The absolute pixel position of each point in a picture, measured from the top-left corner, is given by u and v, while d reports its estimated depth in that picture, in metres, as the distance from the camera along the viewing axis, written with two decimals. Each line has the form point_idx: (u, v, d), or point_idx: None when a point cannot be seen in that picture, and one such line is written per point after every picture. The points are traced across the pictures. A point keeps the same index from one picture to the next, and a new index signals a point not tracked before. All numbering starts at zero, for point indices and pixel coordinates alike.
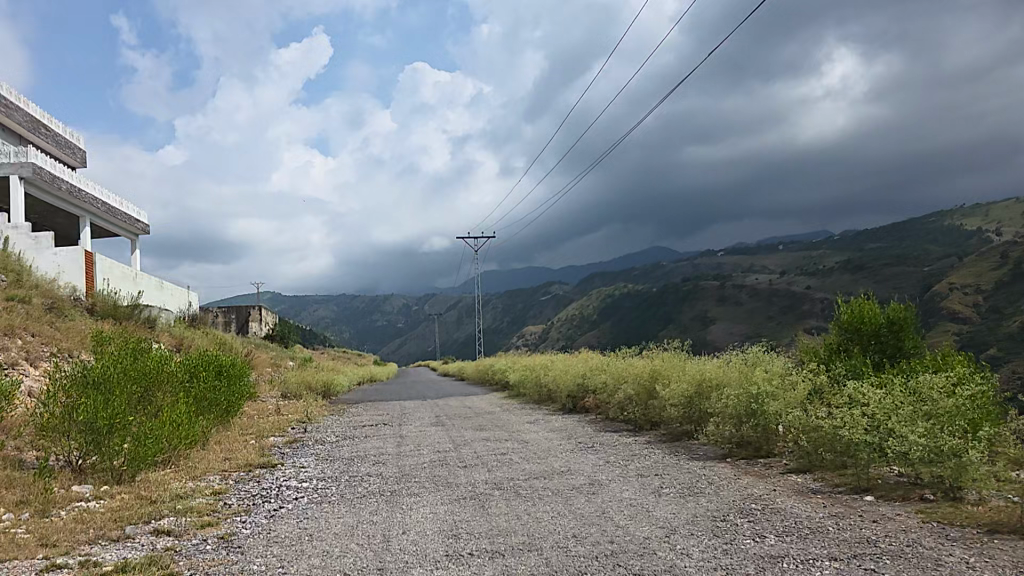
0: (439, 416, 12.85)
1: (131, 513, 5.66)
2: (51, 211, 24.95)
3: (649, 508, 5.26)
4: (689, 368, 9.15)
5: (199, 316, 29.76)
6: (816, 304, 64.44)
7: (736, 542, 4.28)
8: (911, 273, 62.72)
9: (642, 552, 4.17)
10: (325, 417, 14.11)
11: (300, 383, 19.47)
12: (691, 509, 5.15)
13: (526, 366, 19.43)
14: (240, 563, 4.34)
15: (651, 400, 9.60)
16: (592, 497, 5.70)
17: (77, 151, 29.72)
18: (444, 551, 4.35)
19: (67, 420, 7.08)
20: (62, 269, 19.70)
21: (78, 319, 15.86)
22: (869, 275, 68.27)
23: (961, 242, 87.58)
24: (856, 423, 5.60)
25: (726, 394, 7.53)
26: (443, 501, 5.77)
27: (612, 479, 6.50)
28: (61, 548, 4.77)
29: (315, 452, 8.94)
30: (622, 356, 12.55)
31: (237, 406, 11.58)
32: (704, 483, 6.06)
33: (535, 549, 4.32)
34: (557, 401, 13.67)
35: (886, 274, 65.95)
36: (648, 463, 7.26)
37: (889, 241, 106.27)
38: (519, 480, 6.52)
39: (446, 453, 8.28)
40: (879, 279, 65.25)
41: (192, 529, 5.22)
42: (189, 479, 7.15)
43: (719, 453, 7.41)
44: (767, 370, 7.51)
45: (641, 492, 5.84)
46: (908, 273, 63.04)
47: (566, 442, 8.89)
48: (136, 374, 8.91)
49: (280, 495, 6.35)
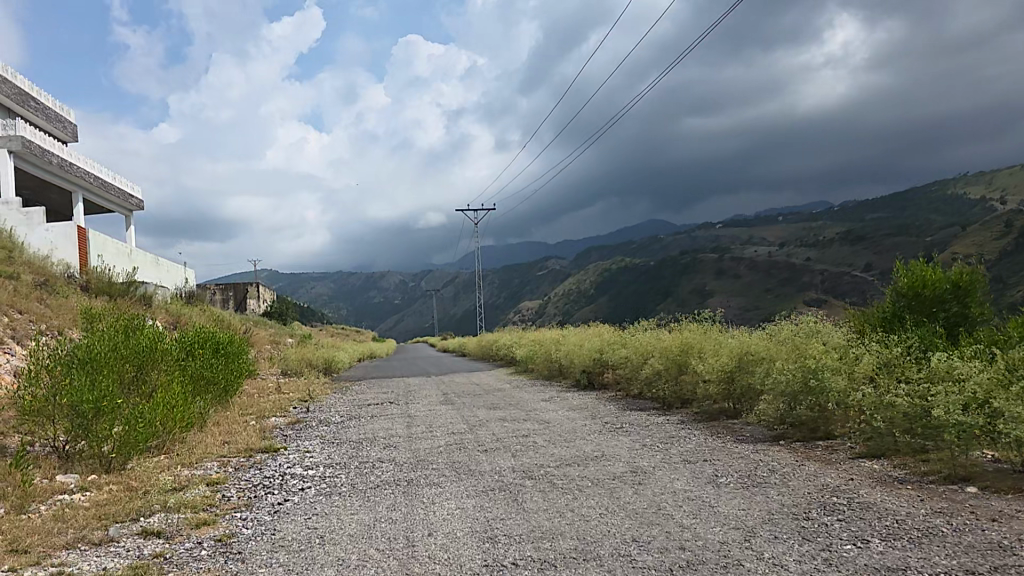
0: (446, 394, 12.11)
1: (117, 509, 4.91)
2: (41, 186, 23.94)
3: (711, 503, 4.53)
4: (727, 342, 8.40)
5: (195, 292, 28.90)
6: (816, 276, 63.96)
7: (836, 550, 3.59)
8: (912, 243, 62.14)
9: (726, 564, 3.47)
10: (328, 395, 13.42)
11: (301, 360, 18.75)
12: (763, 504, 4.42)
13: (533, 341, 18.71)
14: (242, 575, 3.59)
15: (683, 376, 8.85)
16: (640, 489, 4.96)
17: (67, 125, 28.57)
18: (482, 560, 3.62)
19: (50, 403, 6.31)
20: (54, 246, 18.77)
21: (72, 296, 15.07)
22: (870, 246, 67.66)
23: (959, 214, 87.02)
24: (947, 401, 4.86)
25: (777, 368, 6.79)
26: (469, 493, 5.03)
27: (657, 466, 5.75)
28: (35, 555, 4.01)
29: (320, 435, 8.19)
30: (642, 329, 11.79)
31: (235, 386, 10.86)
32: (765, 471, 5.32)
33: (592, 559, 3.58)
34: (571, 376, 12.98)
35: (886, 244, 65.36)
36: (691, 446, 6.52)
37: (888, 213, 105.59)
38: (550, 467, 5.79)
39: (462, 436, 7.53)
40: (880, 249, 64.68)
41: (186, 530, 4.46)
42: (185, 467, 6.38)
43: (770, 435, 6.67)
44: (825, 343, 6.75)
45: (696, 482, 5.09)
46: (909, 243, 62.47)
47: (592, 422, 8.14)
48: (129, 352, 8.15)
49: (285, 485, 5.60)
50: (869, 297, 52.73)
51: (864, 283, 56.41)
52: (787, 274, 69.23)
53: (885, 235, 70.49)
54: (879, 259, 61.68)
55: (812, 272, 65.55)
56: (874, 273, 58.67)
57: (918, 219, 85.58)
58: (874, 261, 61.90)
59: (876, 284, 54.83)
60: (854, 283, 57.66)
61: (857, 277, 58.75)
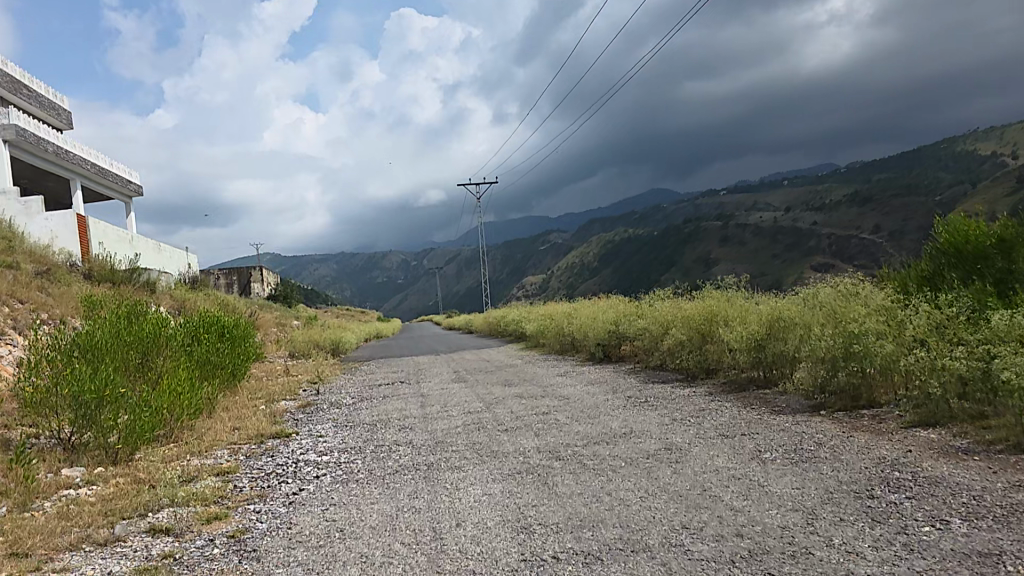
0: (458, 372, 11.74)
1: (124, 504, 4.30)
2: (38, 175, 23.45)
3: (760, 481, 4.23)
4: (757, 310, 8.21)
5: (199, 278, 28.51)
6: (823, 240, 63.28)
7: (914, 533, 3.25)
8: (920, 202, 61.22)
9: (794, 553, 3.09)
10: (337, 376, 13.09)
11: (308, 342, 18.42)
12: (819, 482, 4.17)
13: (543, 315, 18.29)
14: None
15: (708, 345, 8.51)
16: (679, 468, 4.58)
17: (62, 112, 27.88)
18: (518, 554, 3.25)
19: (53, 392, 5.78)
20: (55, 234, 18.29)
21: (74, 284, 14.65)
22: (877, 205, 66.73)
23: (967, 172, 85.80)
24: (1012, 362, 4.48)
25: (815, 334, 6.76)
26: (494, 477, 4.64)
27: (692, 442, 5.38)
28: (34, 560, 3.44)
29: (332, 418, 7.81)
30: (659, 299, 11.36)
31: (243, 370, 10.47)
32: (812, 445, 5.12)
33: (642, 550, 3.19)
34: (584, 349, 12.60)
35: (893, 203, 64.49)
36: (725, 419, 6.20)
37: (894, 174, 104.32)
38: (577, 446, 5.39)
39: (479, 415, 7.15)
40: (887, 209, 63.84)
41: (196, 526, 3.89)
42: (196, 455, 5.91)
43: (808, 404, 6.57)
44: (867, 306, 6.67)
45: (740, 460, 4.76)
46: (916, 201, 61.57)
47: (615, 396, 7.76)
48: (131, 338, 7.71)
49: (299, 473, 5.18)
50: (879, 258, 52.09)
51: (873, 245, 55.74)
52: (794, 239, 68.52)
53: (892, 194, 69.56)
54: (887, 220, 60.89)
55: (819, 235, 64.83)
56: (882, 235, 57.93)
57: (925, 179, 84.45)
58: (881, 222, 61.12)
59: (885, 246, 54.20)
60: (863, 245, 56.96)
61: (866, 238, 58.03)
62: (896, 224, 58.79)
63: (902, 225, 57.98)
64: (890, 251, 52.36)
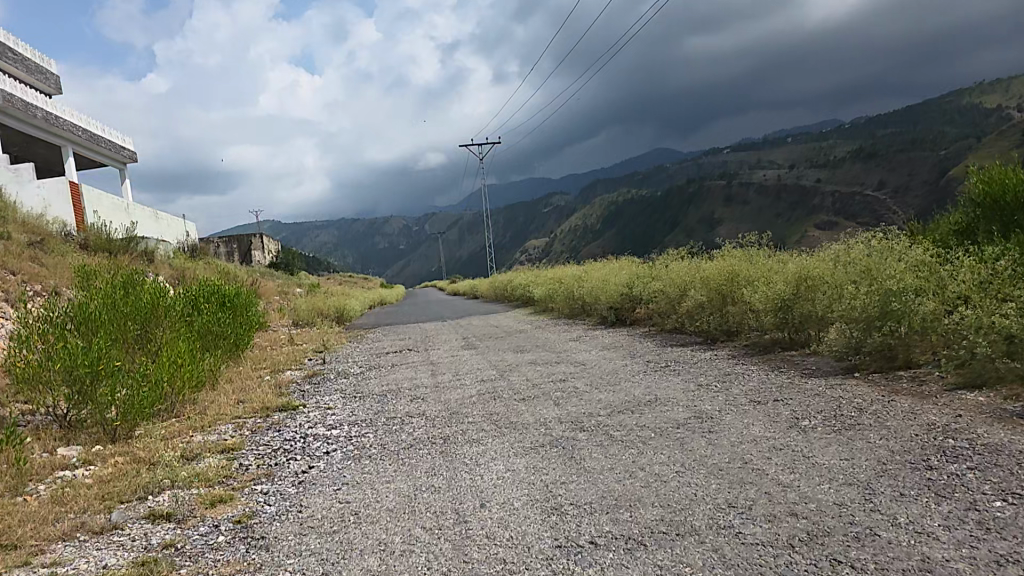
0: (467, 338, 11.47)
1: (122, 487, 4.01)
2: (29, 143, 22.86)
3: (805, 453, 3.98)
4: (782, 270, 7.93)
5: (198, 247, 28.14)
6: (827, 198, 62.63)
7: (988, 509, 3.00)
8: (926, 157, 60.35)
9: (858, 535, 2.80)
10: (343, 344, 12.81)
11: (312, 310, 18.15)
12: (870, 453, 3.93)
13: (550, 279, 17.96)
14: (268, 569, 2.86)
15: (731, 307, 8.25)
16: (715, 439, 4.31)
17: (50, 77, 27.19)
18: (553, 540, 2.96)
19: (44, 367, 5.43)
20: (47, 203, 17.77)
21: (69, 255, 14.27)
22: (882, 160, 65.78)
23: (972, 126, 84.59)
24: None
25: (849, 293, 6.52)
26: (516, 451, 4.35)
27: (724, 410, 5.10)
28: (23, 553, 3.14)
29: (339, 389, 7.55)
30: (673, 260, 11.03)
31: (246, 339, 10.17)
32: (853, 411, 4.88)
33: (688, 533, 2.90)
34: (596, 313, 12.32)
35: (898, 159, 63.63)
36: (754, 384, 5.96)
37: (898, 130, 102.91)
38: (602, 416, 5.10)
39: (495, 383, 6.87)
40: (892, 165, 63.00)
41: (200, 510, 3.60)
42: (199, 432, 5.61)
43: (840, 366, 6.35)
44: (902, 263, 6.41)
45: (778, 429, 4.50)
46: (922, 157, 60.72)
47: (633, 361, 7.50)
48: (128, 310, 7.37)
49: (307, 449, 4.90)
50: (883, 216, 51.64)
51: (877, 203, 55.21)
52: (798, 198, 67.81)
53: (897, 150, 68.60)
54: (891, 176, 60.13)
55: (823, 193, 64.17)
56: (887, 193, 57.29)
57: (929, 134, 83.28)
58: (886, 178, 60.40)
59: (888, 204, 53.71)
60: (867, 203, 56.37)
61: (869, 195, 57.46)
62: (901, 181, 58.09)
63: (907, 182, 57.31)
64: (894, 209, 51.87)
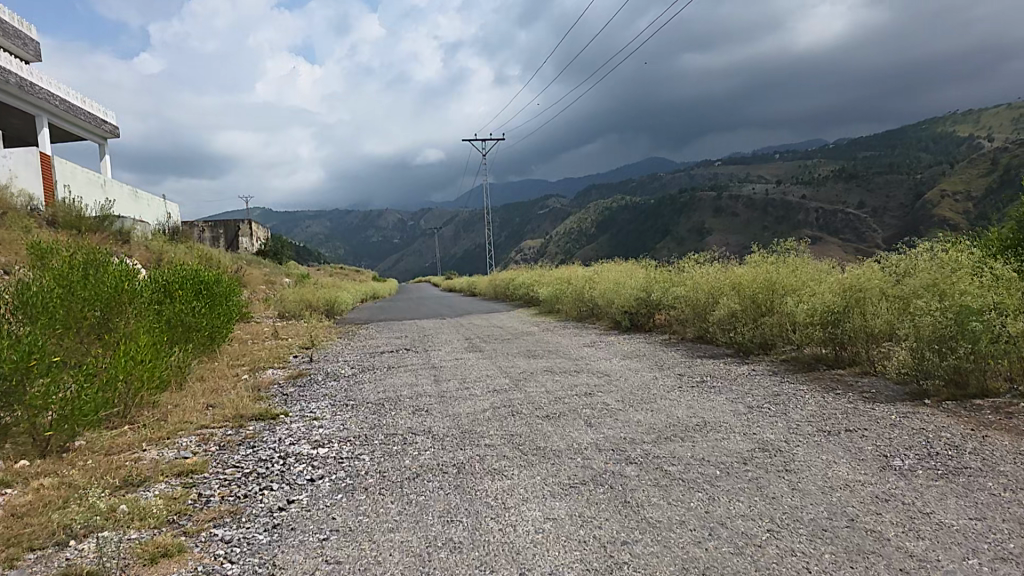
0: (470, 339, 10.61)
1: (36, 527, 3.11)
2: (1, 110, 21.69)
3: (923, 509, 3.16)
4: (829, 281, 7.15)
5: (180, 230, 27.01)
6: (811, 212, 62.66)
7: None
8: (905, 178, 60.71)
9: None
10: (332, 341, 11.89)
11: (300, 301, 17.20)
12: (1002, 511, 3.10)
13: (555, 279, 17.13)
14: None
15: (769, 320, 7.47)
16: (801, 485, 3.47)
17: (28, 43, 26.01)
18: None
19: None
20: (14, 173, 16.45)
21: (32, 231, 13.22)
22: (864, 181, 66.15)
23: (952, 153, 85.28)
24: None
25: (917, 308, 5.73)
26: (552, 490, 3.51)
27: (796, 442, 4.27)
28: None
29: (328, 394, 6.67)
30: (696, 264, 10.26)
31: (222, 334, 9.23)
32: (951, 449, 4.07)
33: None
34: (607, 317, 11.52)
35: (880, 179, 63.88)
36: (814, 409, 5.13)
37: (883, 150, 103.54)
38: (648, 444, 4.27)
39: (510, 394, 6.02)
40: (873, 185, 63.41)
41: (135, 569, 2.72)
42: (153, 448, 4.69)
43: (906, 391, 5.54)
44: (976, 278, 5.64)
45: (870, 471, 3.69)
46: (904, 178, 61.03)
47: (664, 374, 6.65)
48: (87, 297, 6.38)
49: (289, 475, 4.02)
50: (863, 234, 51.75)
51: (857, 220, 55.35)
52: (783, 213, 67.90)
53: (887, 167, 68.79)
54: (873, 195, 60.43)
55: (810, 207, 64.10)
56: (867, 211, 57.38)
57: (910, 159, 83.91)
58: (867, 198, 60.66)
59: (870, 222, 53.79)
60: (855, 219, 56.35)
61: (854, 211, 57.45)
62: (878, 202, 58.29)
63: (885, 203, 57.48)
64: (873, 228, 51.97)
